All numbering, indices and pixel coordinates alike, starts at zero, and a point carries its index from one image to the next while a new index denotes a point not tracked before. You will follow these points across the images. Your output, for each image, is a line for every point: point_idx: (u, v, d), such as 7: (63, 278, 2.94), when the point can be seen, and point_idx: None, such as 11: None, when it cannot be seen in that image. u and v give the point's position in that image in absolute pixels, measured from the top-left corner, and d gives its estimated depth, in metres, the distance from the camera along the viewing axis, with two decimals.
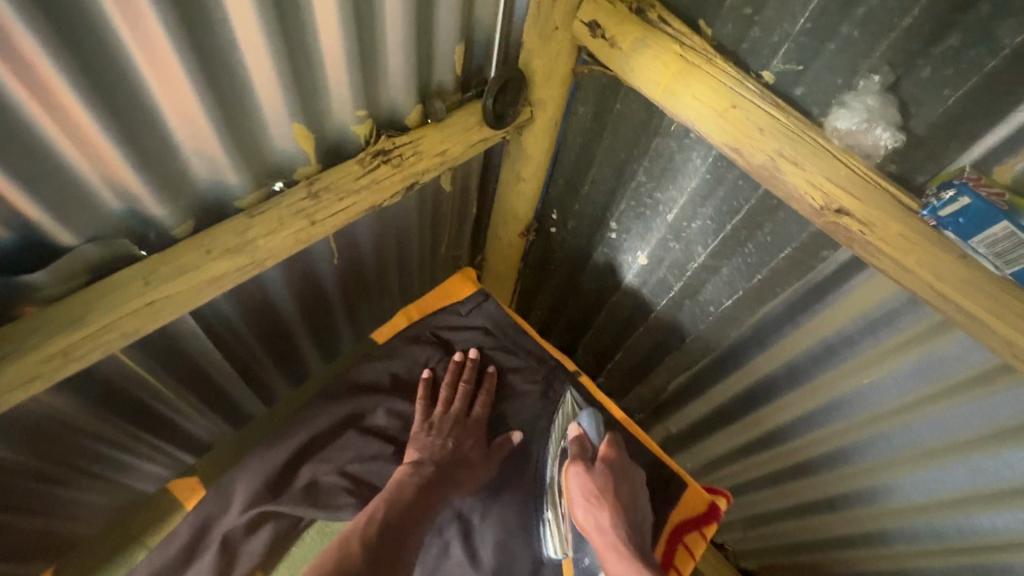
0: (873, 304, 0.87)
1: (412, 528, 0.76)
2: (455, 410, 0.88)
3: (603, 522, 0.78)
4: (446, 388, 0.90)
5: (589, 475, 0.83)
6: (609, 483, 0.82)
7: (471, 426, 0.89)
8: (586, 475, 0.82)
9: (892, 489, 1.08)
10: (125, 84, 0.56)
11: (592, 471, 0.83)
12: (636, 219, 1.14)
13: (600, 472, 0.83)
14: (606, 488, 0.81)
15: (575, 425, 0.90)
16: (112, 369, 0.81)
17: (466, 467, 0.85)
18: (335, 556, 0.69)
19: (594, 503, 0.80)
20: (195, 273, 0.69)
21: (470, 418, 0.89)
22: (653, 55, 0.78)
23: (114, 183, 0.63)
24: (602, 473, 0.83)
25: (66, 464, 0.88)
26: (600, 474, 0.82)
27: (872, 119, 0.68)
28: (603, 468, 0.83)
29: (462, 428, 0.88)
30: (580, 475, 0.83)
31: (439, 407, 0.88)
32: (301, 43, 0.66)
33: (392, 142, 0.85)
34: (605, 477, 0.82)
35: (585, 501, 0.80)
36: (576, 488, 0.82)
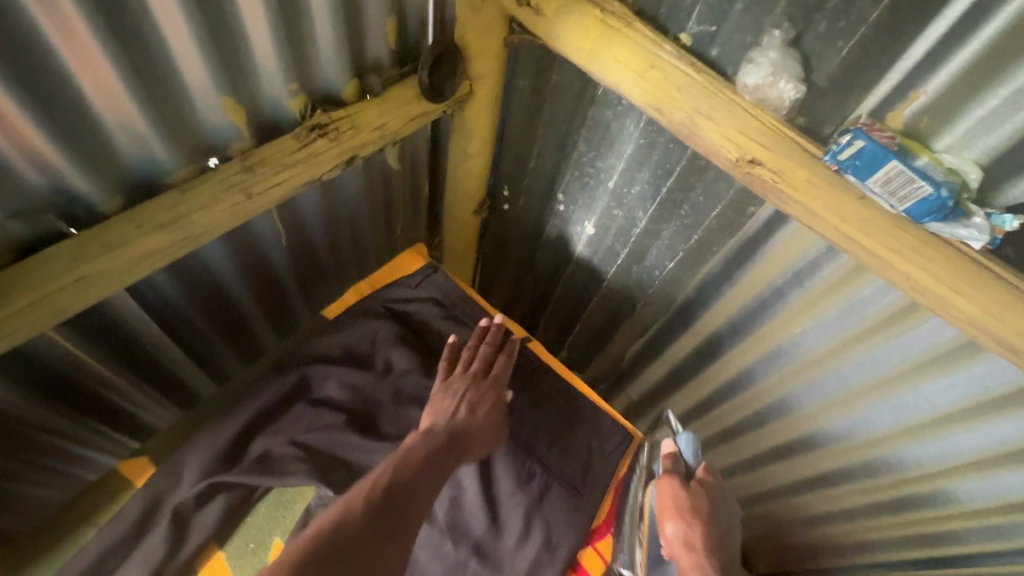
0: (797, 256, 0.92)
1: (427, 481, 0.73)
2: (473, 371, 0.90)
3: (694, 544, 0.84)
4: (467, 348, 0.93)
5: (684, 495, 0.86)
6: (706, 509, 0.87)
7: (485, 390, 0.89)
8: (678, 495, 0.86)
9: (829, 433, 1.15)
10: (35, 52, 0.55)
11: (691, 494, 0.87)
12: (581, 190, 1.17)
13: (694, 493, 0.87)
14: (700, 513, 0.86)
15: (684, 439, 0.92)
16: (48, 351, 0.80)
17: (478, 432, 0.84)
18: (337, 520, 0.63)
19: (686, 525, 0.85)
20: (127, 248, 0.68)
21: (484, 386, 0.89)
22: (578, 20, 0.80)
23: (34, 158, 0.62)
24: (699, 495, 0.88)
25: (13, 458, 0.88)
26: (698, 500, 0.87)
27: (776, 72, 0.72)
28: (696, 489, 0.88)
29: (478, 394, 0.87)
30: (674, 494, 0.86)
31: (458, 366, 0.90)
32: (224, 16, 0.66)
33: (329, 116, 0.85)
34: (698, 499, 0.87)
35: (677, 523, 0.85)
36: (671, 510, 0.86)
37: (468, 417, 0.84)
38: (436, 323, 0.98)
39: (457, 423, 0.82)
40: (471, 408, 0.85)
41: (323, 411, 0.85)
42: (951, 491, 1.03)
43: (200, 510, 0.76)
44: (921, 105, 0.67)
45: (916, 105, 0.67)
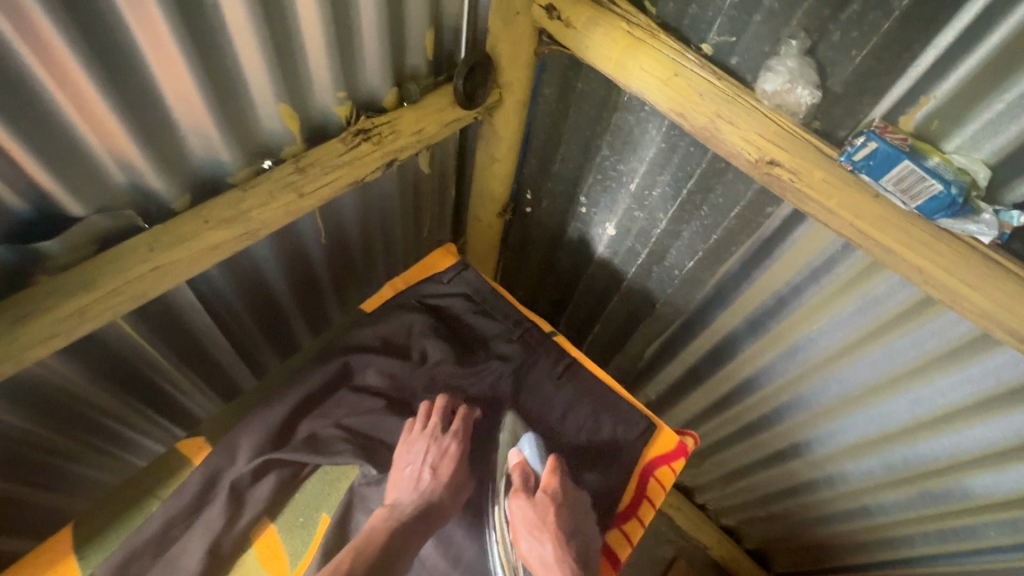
0: (814, 254, 0.97)
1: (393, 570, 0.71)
2: (432, 427, 0.86)
3: (546, 555, 0.79)
4: (425, 404, 0.89)
5: (531, 508, 0.82)
6: (551, 517, 0.80)
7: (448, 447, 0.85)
8: (529, 509, 0.81)
9: (846, 429, 1.18)
10: (130, 65, 0.62)
11: (534, 504, 0.82)
12: (603, 192, 1.23)
13: (541, 505, 0.82)
14: (547, 520, 0.80)
15: (515, 451, 0.88)
16: (116, 337, 0.87)
17: (446, 496, 0.81)
18: None
19: (536, 536, 0.80)
20: (195, 241, 0.75)
21: (447, 442, 0.85)
22: (607, 31, 0.86)
23: (119, 158, 0.68)
24: (543, 505, 0.82)
25: (75, 439, 0.95)
26: (539, 508, 0.81)
27: (793, 79, 0.77)
28: (545, 500, 0.82)
29: (442, 452, 0.83)
30: (521, 508, 0.82)
31: (417, 425, 0.86)
32: (286, 29, 0.73)
33: (372, 122, 0.92)
34: (546, 509, 0.81)
35: (529, 538, 0.80)
36: (520, 523, 0.81)
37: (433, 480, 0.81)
38: (468, 317, 1.04)
39: (422, 491, 0.80)
40: (435, 471, 0.81)
41: (363, 397, 0.91)
42: (967, 485, 1.06)
43: (254, 483, 0.82)
44: (931, 109, 0.71)
45: (926, 109, 0.72)
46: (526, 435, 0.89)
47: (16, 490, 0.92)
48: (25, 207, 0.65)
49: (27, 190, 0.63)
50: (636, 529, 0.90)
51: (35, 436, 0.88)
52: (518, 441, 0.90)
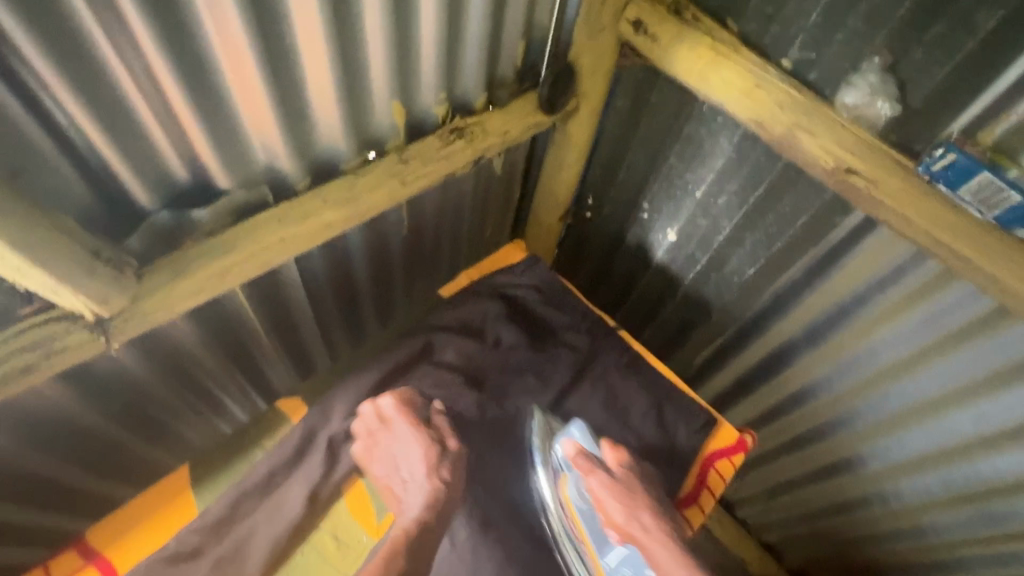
0: (882, 263, 1.00)
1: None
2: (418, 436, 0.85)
3: (640, 519, 0.84)
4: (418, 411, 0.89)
5: (614, 480, 0.87)
6: (632, 487, 0.87)
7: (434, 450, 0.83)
8: (612, 482, 0.87)
9: (903, 444, 1.19)
10: (287, 60, 0.71)
11: (618, 479, 0.87)
12: (667, 200, 1.27)
13: (622, 477, 0.88)
14: (634, 487, 0.87)
15: (567, 439, 0.93)
16: (230, 304, 0.96)
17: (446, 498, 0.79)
18: None
19: (627, 505, 0.85)
20: (317, 218, 0.84)
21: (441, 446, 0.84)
22: (692, 45, 0.93)
23: (264, 141, 0.78)
24: (624, 476, 0.88)
25: (183, 398, 1.04)
26: (617, 481, 0.87)
27: (874, 94, 0.82)
28: (623, 472, 0.89)
29: (437, 459, 0.83)
30: (604, 484, 0.87)
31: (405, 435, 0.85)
32: (408, 34, 0.82)
33: (465, 122, 1.01)
34: (629, 479, 0.88)
35: (620, 507, 0.85)
36: (607, 498, 0.86)
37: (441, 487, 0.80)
38: (538, 308, 1.10)
39: (424, 501, 0.78)
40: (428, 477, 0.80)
41: (443, 372, 0.98)
42: None
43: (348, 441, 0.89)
44: (1011, 124, 0.75)
45: (1006, 125, 0.75)
46: (572, 423, 0.95)
47: (129, 442, 1.01)
48: (187, 178, 0.75)
49: (192, 163, 0.73)
50: (697, 515, 0.98)
51: (151, 392, 0.97)
52: (565, 431, 0.95)
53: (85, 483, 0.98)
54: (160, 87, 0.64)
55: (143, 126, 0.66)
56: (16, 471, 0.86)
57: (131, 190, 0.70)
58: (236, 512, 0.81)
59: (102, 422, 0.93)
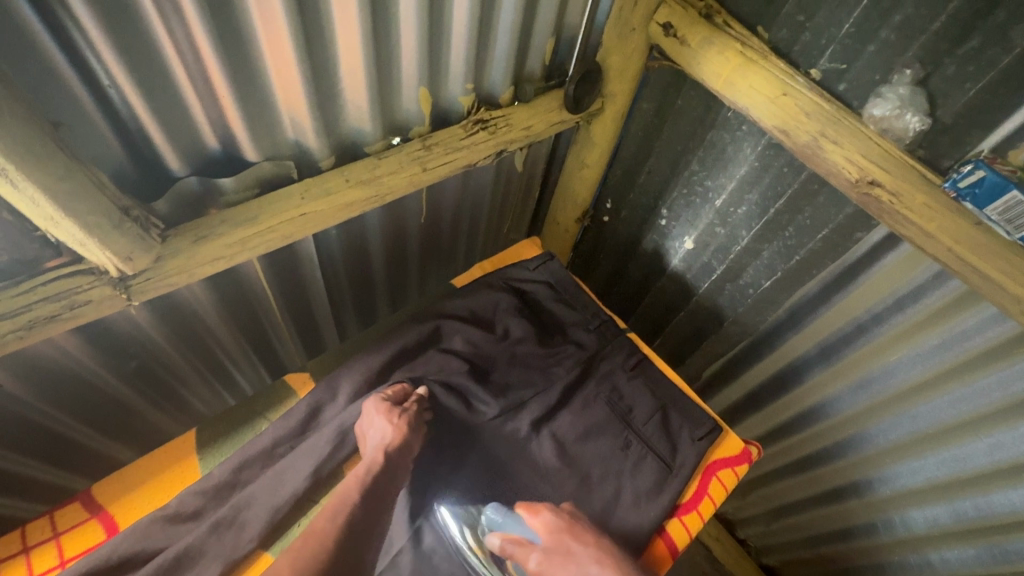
0: (903, 281, 0.98)
1: (368, 528, 0.74)
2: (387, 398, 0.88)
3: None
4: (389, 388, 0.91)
5: (549, 558, 0.80)
6: (568, 548, 0.80)
7: (398, 410, 0.86)
8: (549, 561, 0.80)
9: (914, 470, 1.15)
10: (322, 40, 0.73)
11: (552, 554, 0.80)
12: (686, 207, 1.26)
13: (553, 547, 0.80)
14: (572, 554, 0.79)
15: (489, 532, 0.85)
16: (248, 276, 0.98)
17: (401, 451, 0.82)
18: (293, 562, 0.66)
19: (573, 567, 0.78)
20: (338, 196, 0.85)
21: (404, 410, 0.86)
22: (722, 50, 0.93)
23: (294, 118, 0.80)
24: (555, 544, 0.80)
25: (194, 364, 1.07)
26: (552, 553, 0.80)
27: (902, 106, 0.81)
28: (553, 542, 0.81)
29: (398, 419, 0.84)
30: (544, 564, 0.80)
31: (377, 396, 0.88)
32: (440, 22, 0.84)
33: (490, 114, 1.02)
34: (561, 545, 0.80)
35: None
36: (554, 572, 0.79)
37: (396, 445, 0.82)
38: (549, 304, 1.10)
39: (379, 451, 0.81)
40: (387, 431, 0.82)
41: (450, 358, 0.99)
42: None
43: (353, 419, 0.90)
44: None
45: None
46: (486, 514, 0.88)
47: (140, 403, 1.03)
48: (218, 147, 0.77)
49: (224, 134, 0.76)
50: (696, 522, 0.93)
51: (164, 356, 0.99)
52: (484, 522, 0.87)
53: (93, 441, 1.01)
54: (200, 55, 0.66)
55: (181, 93, 0.68)
56: (28, 423, 0.88)
57: (164, 155, 0.73)
58: (239, 478, 0.82)
59: (112, 382, 0.95)
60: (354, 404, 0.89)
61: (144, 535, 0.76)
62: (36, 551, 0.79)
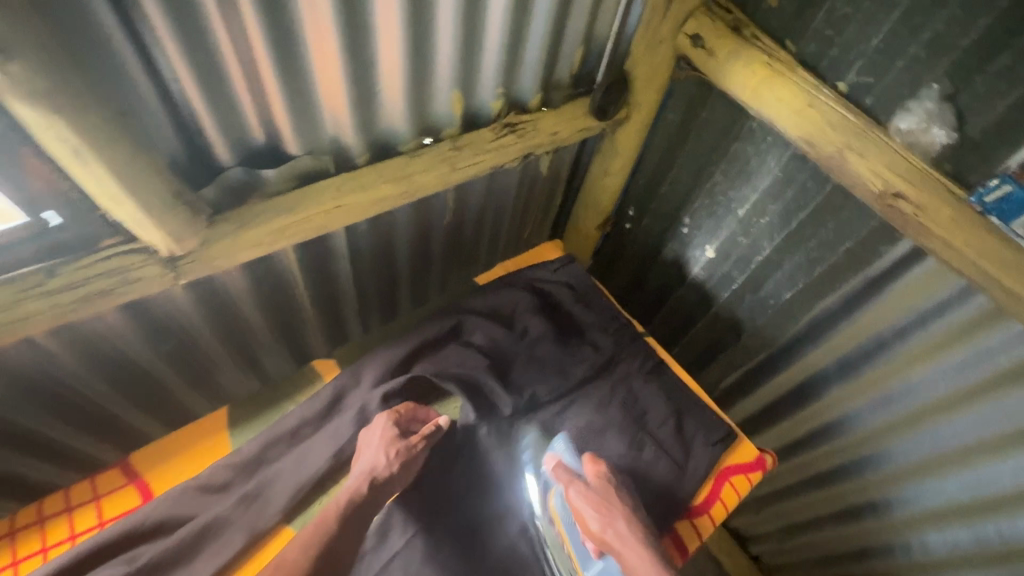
0: (926, 296, 0.97)
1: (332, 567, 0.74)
2: (391, 427, 0.87)
3: (620, 530, 0.82)
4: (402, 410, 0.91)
5: (591, 491, 0.86)
6: (609, 496, 0.86)
7: (396, 444, 0.85)
8: (588, 494, 0.86)
9: (935, 491, 1.13)
10: (364, 42, 0.78)
11: (593, 491, 0.86)
12: (708, 217, 1.27)
13: (598, 487, 0.87)
14: (612, 499, 0.85)
15: (549, 455, 0.93)
16: (282, 265, 1.02)
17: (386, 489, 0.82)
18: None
19: (605, 515, 0.84)
20: (371, 191, 0.90)
21: (406, 445, 0.85)
22: (748, 62, 0.95)
23: (333, 115, 0.84)
24: (600, 487, 0.87)
25: (226, 349, 1.12)
26: (594, 491, 0.86)
27: (930, 120, 0.82)
28: (600, 484, 0.87)
29: (393, 454, 0.84)
30: (582, 496, 0.86)
31: (384, 417, 0.88)
32: (475, 28, 0.88)
33: (519, 119, 1.06)
34: (606, 490, 0.86)
35: (596, 517, 0.84)
36: (584, 507, 0.85)
37: (383, 481, 0.81)
38: (568, 305, 1.12)
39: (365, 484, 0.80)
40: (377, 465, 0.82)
41: (470, 352, 1.01)
42: None
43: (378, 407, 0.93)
44: None
45: None
46: (554, 439, 0.95)
47: (174, 384, 1.08)
48: (262, 140, 0.82)
49: (268, 128, 0.80)
50: (707, 526, 0.94)
51: (199, 338, 1.04)
52: (550, 446, 0.95)
53: (129, 416, 1.06)
54: (252, 50, 0.70)
55: (233, 88, 0.73)
56: (71, 393, 0.93)
57: (212, 146, 0.78)
58: (265, 456, 0.86)
59: (151, 360, 1.00)
60: (376, 391, 0.93)
61: (176, 502, 0.80)
62: (78, 512, 0.85)
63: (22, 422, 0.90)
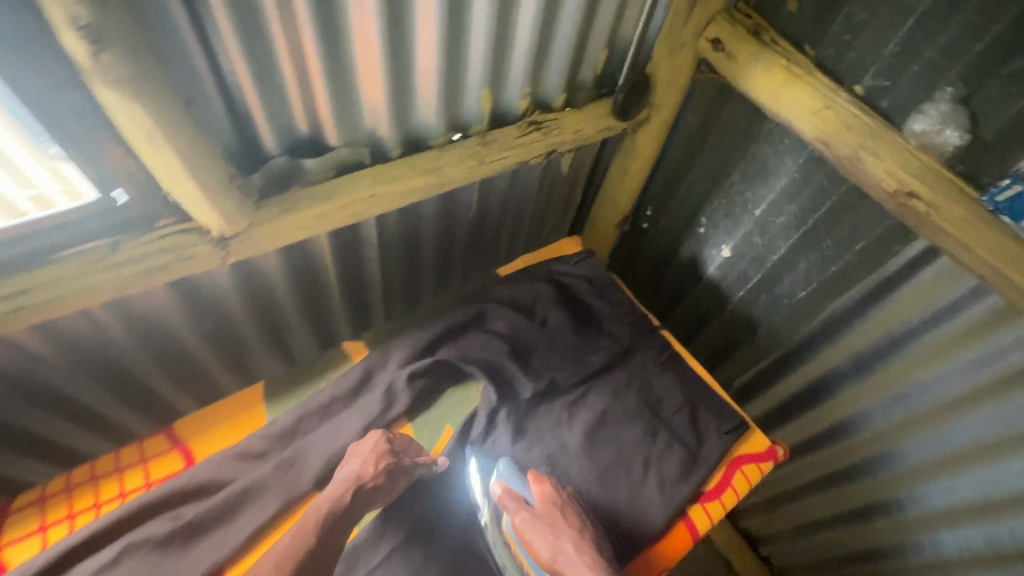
0: (940, 295, 1.00)
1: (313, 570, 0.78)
2: (385, 445, 0.89)
3: (569, 553, 0.81)
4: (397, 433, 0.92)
5: (535, 516, 0.85)
6: (555, 518, 0.85)
7: (387, 461, 0.87)
8: (534, 518, 0.85)
9: (946, 490, 1.14)
10: (404, 42, 0.83)
11: (538, 516, 0.85)
12: (726, 216, 1.30)
13: (542, 510, 0.86)
14: (558, 521, 0.84)
15: (495, 480, 0.92)
16: (316, 251, 1.08)
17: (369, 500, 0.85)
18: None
19: (553, 538, 0.83)
20: (404, 181, 0.95)
21: (396, 462, 0.87)
22: (768, 65, 0.98)
23: (372, 110, 0.90)
24: (546, 510, 0.86)
25: (259, 331, 1.17)
26: (540, 515, 0.85)
27: (943, 122, 0.85)
28: (544, 507, 0.86)
29: (382, 469, 0.86)
30: (527, 521, 0.85)
31: (381, 437, 0.90)
32: (506, 30, 0.93)
33: (544, 117, 1.10)
34: (551, 513, 0.85)
35: (545, 542, 0.82)
36: (531, 533, 0.84)
37: (367, 492, 0.84)
38: (587, 298, 1.16)
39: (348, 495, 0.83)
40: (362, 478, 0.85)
41: (492, 339, 1.06)
42: None
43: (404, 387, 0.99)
44: None
45: None
46: (499, 463, 0.95)
47: (210, 363, 1.14)
48: (306, 131, 0.87)
49: (312, 120, 0.86)
50: (718, 510, 0.96)
51: (235, 320, 1.10)
52: (495, 470, 0.94)
53: (168, 392, 1.12)
54: (302, 47, 0.76)
55: (283, 82, 0.79)
56: (118, 366, 0.99)
57: (262, 136, 0.84)
58: (299, 428, 0.93)
59: (193, 340, 1.07)
60: (403, 370, 0.99)
61: (219, 467, 0.87)
62: (127, 472, 0.98)
63: (74, 392, 0.97)
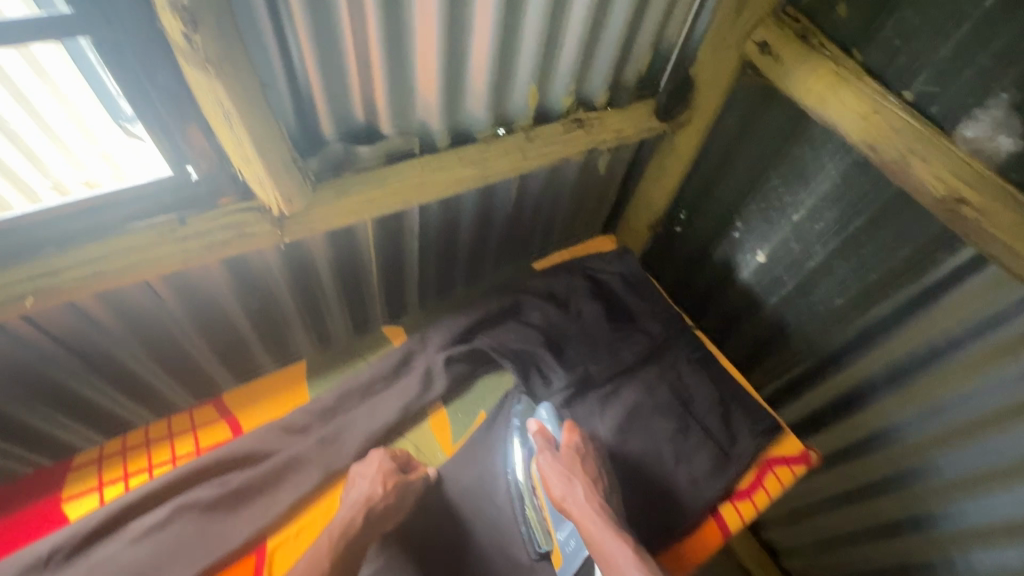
0: (985, 306, 0.98)
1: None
2: (386, 463, 0.92)
3: (577, 496, 0.86)
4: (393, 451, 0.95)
5: (556, 459, 0.92)
6: (574, 465, 0.90)
7: (395, 478, 0.90)
8: (553, 461, 0.91)
9: (984, 507, 1.12)
10: (461, 37, 0.86)
11: (559, 459, 0.91)
12: (762, 220, 1.30)
13: (564, 456, 0.92)
14: (574, 468, 0.90)
15: (532, 420, 1.00)
16: (361, 237, 1.12)
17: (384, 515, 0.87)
18: None
19: (567, 483, 0.88)
20: (451, 171, 0.98)
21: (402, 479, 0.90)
22: (815, 68, 0.98)
23: (425, 102, 0.93)
24: (566, 457, 0.91)
25: (300, 314, 1.21)
26: (561, 458, 0.91)
27: (996, 128, 0.85)
28: (566, 452, 0.92)
29: (390, 484, 0.89)
30: (548, 462, 0.92)
31: (378, 454, 0.93)
32: (557, 29, 0.95)
33: (588, 115, 1.13)
34: (570, 460, 0.91)
35: (558, 483, 0.88)
36: (550, 473, 0.90)
37: (380, 508, 0.86)
38: (621, 293, 1.17)
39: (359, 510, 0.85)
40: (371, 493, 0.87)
41: (527, 329, 1.09)
42: None
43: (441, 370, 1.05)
44: None
45: None
46: (540, 407, 1.02)
47: (252, 342, 1.18)
48: (361, 118, 0.91)
49: (369, 109, 0.90)
50: (749, 509, 0.96)
51: (278, 301, 1.14)
52: (536, 412, 1.02)
53: (211, 368, 1.17)
54: (367, 39, 0.79)
55: (346, 71, 0.82)
56: (169, 340, 1.04)
57: (321, 120, 0.87)
58: (340, 404, 1.01)
59: (238, 319, 1.11)
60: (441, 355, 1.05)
61: (264, 438, 0.95)
62: (178, 438, 1.03)
63: (129, 362, 1.02)
